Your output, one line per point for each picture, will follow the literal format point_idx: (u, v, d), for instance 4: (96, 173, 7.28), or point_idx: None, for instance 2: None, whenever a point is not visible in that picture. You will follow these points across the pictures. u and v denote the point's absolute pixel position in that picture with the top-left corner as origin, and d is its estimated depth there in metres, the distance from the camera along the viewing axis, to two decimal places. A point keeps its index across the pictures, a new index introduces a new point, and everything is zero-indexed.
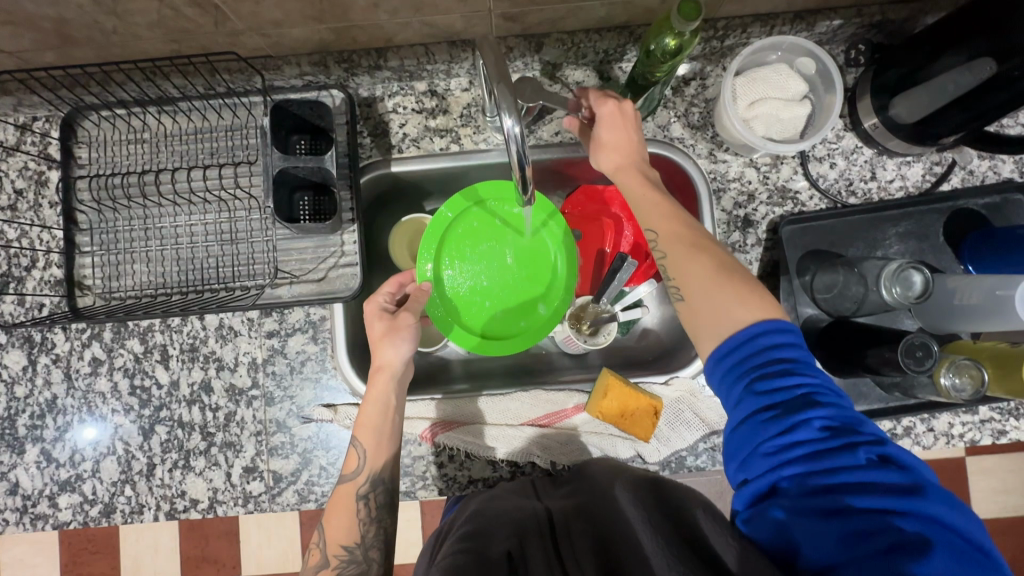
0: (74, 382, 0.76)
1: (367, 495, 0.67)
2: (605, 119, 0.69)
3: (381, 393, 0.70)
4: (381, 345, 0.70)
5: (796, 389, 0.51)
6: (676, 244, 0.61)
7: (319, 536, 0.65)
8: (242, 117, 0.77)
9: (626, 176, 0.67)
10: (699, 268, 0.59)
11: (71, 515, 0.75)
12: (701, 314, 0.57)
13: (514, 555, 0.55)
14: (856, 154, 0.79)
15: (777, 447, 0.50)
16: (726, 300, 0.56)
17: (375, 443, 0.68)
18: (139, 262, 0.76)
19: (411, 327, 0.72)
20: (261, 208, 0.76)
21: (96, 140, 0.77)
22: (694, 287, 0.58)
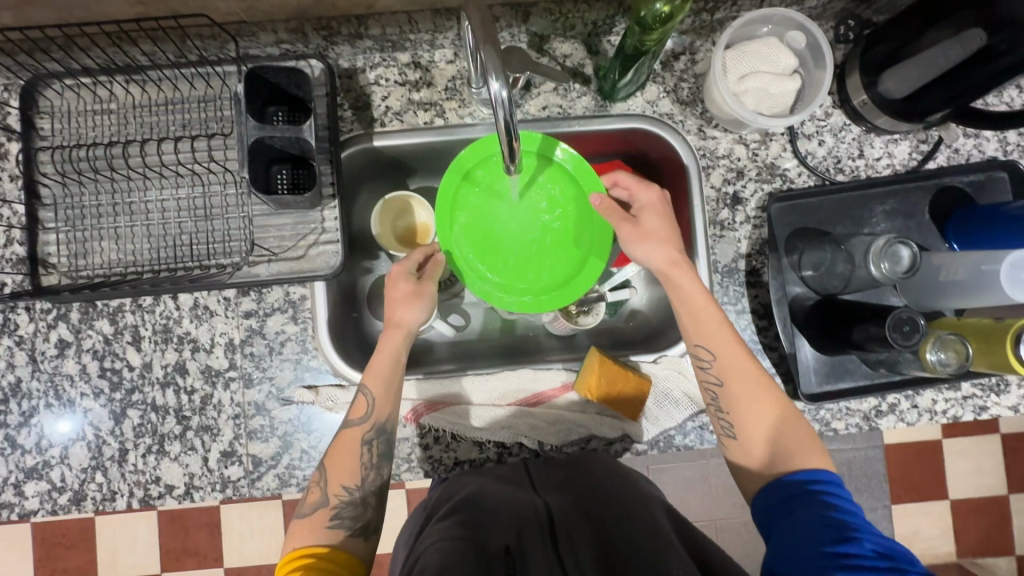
0: (39, 365, 0.73)
1: (371, 441, 0.68)
2: (647, 207, 0.73)
3: (393, 351, 0.71)
4: (398, 306, 0.71)
5: (849, 518, 0.55)
6: (736, 375, 0.66)
7: (319, 476, 0.67)
8: (216, 87, 0.73)
9: (681, 272, 0.69)
10: (755, 407, 0.65)
11: (38, 503, 0.72)
12: (757, 453, 0.65)
13: (512, 550, 0.59)
14: (845, 131, 0.78)
15: (831, 554, 0.52)
16: (780, 446, 0.64)
17: (383, 391, 0.69)
18: (108, 239, 0.73)
19: (432, 295, 0.74)
20: (236, 181, 0.73)
21: (59, 111, 0.73)
22: (750, 426, 0.65)
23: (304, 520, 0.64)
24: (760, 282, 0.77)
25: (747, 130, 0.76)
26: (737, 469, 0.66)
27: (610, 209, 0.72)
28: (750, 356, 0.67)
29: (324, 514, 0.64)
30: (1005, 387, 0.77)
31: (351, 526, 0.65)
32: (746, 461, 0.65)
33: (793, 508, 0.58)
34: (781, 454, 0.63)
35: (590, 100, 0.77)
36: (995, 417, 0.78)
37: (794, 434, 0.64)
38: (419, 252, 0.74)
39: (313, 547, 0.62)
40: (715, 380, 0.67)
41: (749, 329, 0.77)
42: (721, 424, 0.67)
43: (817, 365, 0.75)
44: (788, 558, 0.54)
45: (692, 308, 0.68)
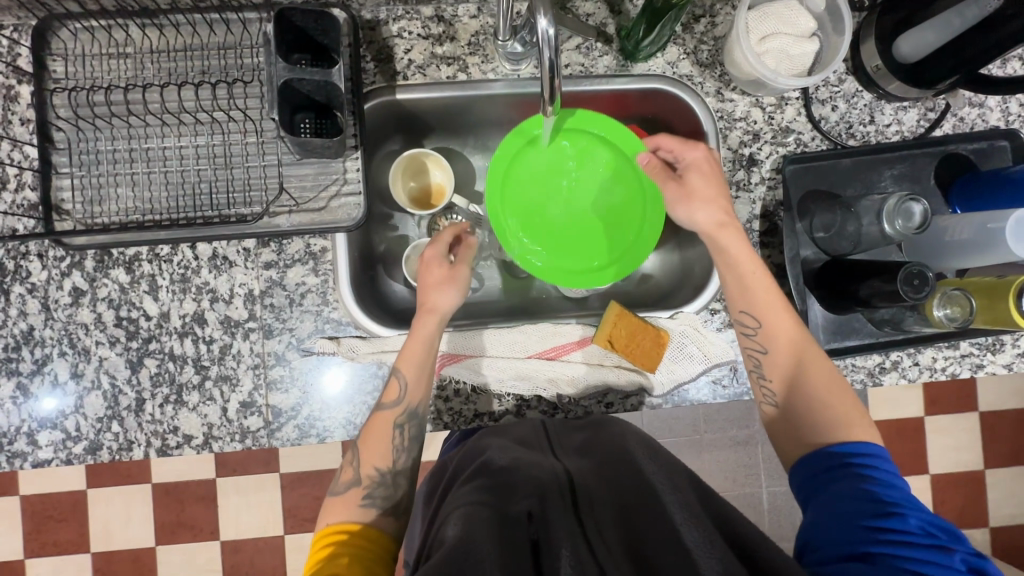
0: (52, 313, 0.72)
1: (402, 424, 0.69)
2: (692, 166, 0.73)
3: (429, 335, 0.70)
4: (432, 291, 0.71)
5: (895, 496, 0.56)
6: (780, 342, 0.67)
7: (352, 455, 0.68)
8: (237, 35, 0.72)
9: (729, 234, 0.70)
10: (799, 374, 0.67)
11: (52, 453, 0.71)
12: (802, 418, 0.66)
13: (535, 514, 0.60)
14: (857, 98, 0.80)
15: (868, 529, 0.54)
16: (825, 413, 0.65)
17: (416, 375, 0.68)
18: (123, 186, 0.71)
19: (466, 280, 0.73)
20: (257, 131, 0.72)
21: (72, 53, 0.71)
22: (792, 391, 0.67)
23: (337, 498, 0.66)
24: (772, 243, 0.80)
25: (764, 93, 0.77)
26: (776, 437, 0.68)
27: (654, 169, 0.75)
28: (796, 325, 0.68)
29: (357, 493, 0.66)
30: (1000, 345, 0.80)
31: (382, 505, 0.66)
32: (787, 427, 0.67)
33: (837, 480, 0.60)
34: (827, 425, 0.64)
35: (612, 59, 0.78)
36: (989, 375, 0.82)
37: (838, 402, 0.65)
38: (447, 234, 0.74)
39: (345, 525, 0.64)
40: (760, 347, 0.69)
41: None
42: (764, 388, 0.69)
43: (825, 323, 0.77)
44: (823, 528, 0.57)
45: (740, 273, 0.69)
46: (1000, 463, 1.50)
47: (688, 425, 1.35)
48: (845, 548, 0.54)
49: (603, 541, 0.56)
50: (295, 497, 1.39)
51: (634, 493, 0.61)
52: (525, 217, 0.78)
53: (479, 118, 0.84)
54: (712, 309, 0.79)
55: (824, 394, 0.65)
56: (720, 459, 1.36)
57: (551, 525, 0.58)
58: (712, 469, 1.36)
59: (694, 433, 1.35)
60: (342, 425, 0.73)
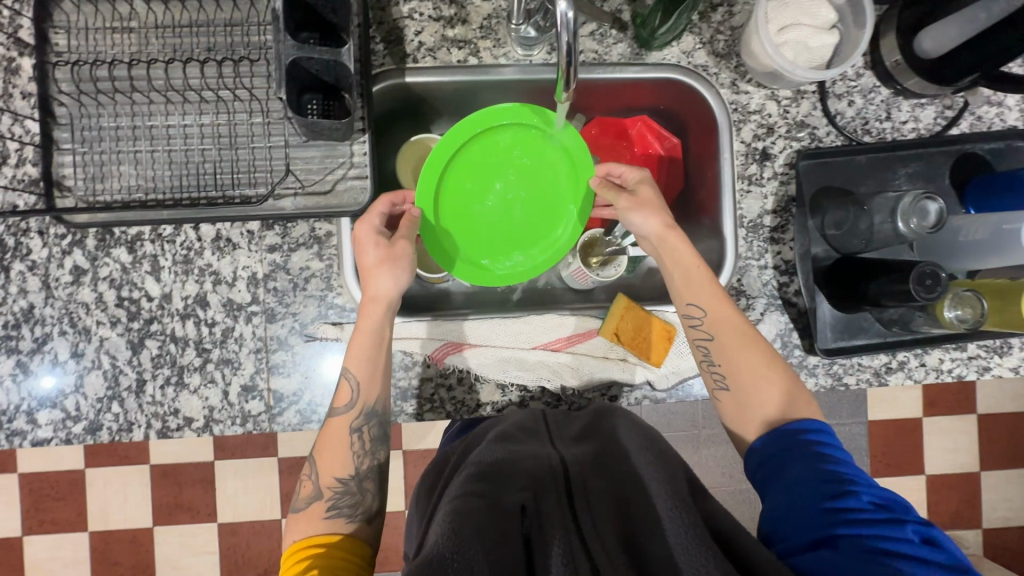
0: (53, 292, 0.71)
1: (360, 428, 0.68)
2: (643, 180, 0.74)
3: (373, 321, 0.68)
4: (375, 275, 0.68)
5: (847, 473, 0.57)
6: (727, 330, 0.67)
7: (310, 470, 0.67)
8: (244, 12, 0.71)
9: (674, 236, 0.70)
10: (747, 359, 0.66)
11: (52, 432, 0.70)
12: (746, 406, 0.66)
13: (528, 507, 0.59)
14: (874, 93, 0.79)
15: (829, 511, 0.54)
16: (772, 400, 0.65)
17: (367, 375, 0.68)
18: (126, 164, 0.70)
19: (408, 257, 0.70)
20: (263, 111, 0.71)
21: (75, 26, 0.69)
22: (743, 377, 0.66)
23: (301, 513, 0.66)
24: (783, 239, 0.79)
25: (781, 85, 0.76)
26: (729, 423, 0.68)
27: (605, 188, 0.74)
28: (738, 313, 0.68)
29: (320, 507, 0.66)
30: (1008, 348, 0.80)
31: (350, 514, 0.67)
32: (739, 414, 0.66)
33: (794, 461, 0.59)
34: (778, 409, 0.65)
35: (626, 47, 0.76)
36: (995, 378, 0.82)
37: (789, 389, 0.66)
38: (380, 207, 0.71)
39: (321, 538, 0.64)
40: (705, 335, 0.68)
41: (770, 284, 0.78)
42: (714, 377, 0.68)
43: (834, 321, 0.77)
44: (788, 513, 0.56)
45: (684, 269, 0.69)
46: (995, 465, 1.51)
47: (687, 420, 1.34)
48: (812, 533, 0.53)
49: (596, 531, 0.54)
50: (293, 482, 1.39)
51: (630, 489, 0.61)
52: (471, 220, 0.78)
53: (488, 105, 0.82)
54: None
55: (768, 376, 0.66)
56: (718, 454, 1.36)
57: (545, 518, 0.57)
58: (710, 464, 1.36)
59: (693, 428, 1.35)
60: None
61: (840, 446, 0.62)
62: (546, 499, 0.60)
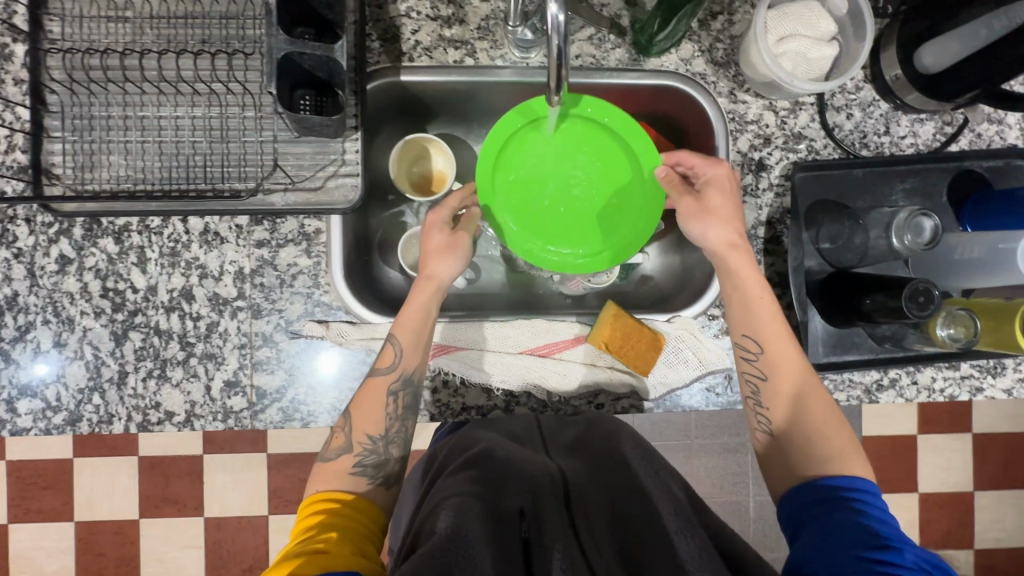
0: (38, 280, 0.70)
1: (396, 392, 0.68)
2: (713, 181, 0.70)
3: (425, 301, 0.69)
4: (435, 257, 0.69)
5: (889, 532, 0.55)
6: (783, 371, 0.66)
7: (343, 422, 0.67)
8: (240, 5, 0.70)
9: (739, 256, 0.68)
10: (800, 408, 0.66)
11: (31, 421, 0.70)
12: (793, 453, 0.65)
13: (527, 512, 0.61)
14: (873, 107, 0.78)
15: (863, 560, 0.52)
16: (822, 449, 0.64)
17: (412, 343, 0.68)
18: (116, 154, 0.70)
19: (467, 249, 0.71)
20: (255, 105, 0.70)
21: (70, 14, 0.69)
22: (792, 425, 0.66)
23: (327, 464, 0.66)
24: (777, 251, 0.78)
25: (779, 96, 0.75)
26: (768, 465, 0.67)
27: (671, 182, 0.70)
28: (802, 359, 0.67)
29: (347, 460, 0.66)
30: (1001, 369, 0.79)
31: (372, 474, 0.66)
32: (782, 458, 0.66)
33: (833, 513, 0.59)
34: (819, 458, 0.64)
35: (624, 52, 0.76)
36: (987, 399, 0.81)
37: (838, 439, 0.65)
38: (452, 200, 0.72)
39: (337, 494, 0.64)
40: (759, 373, 0.67)
41: None
42: (755, 407, 0.68)
43: (825, 336, 0.76)
44: (816, 555, 0.55)
45: (745, 298, 0.68)
46: (989, 485, 1.49)
47: (679, 430, 1.33)
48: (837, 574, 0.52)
49: (596, 549, 0.57)
50: (281, 478, 1.39)
51: (626, 498, 0.63)
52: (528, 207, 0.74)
53: (483, 106, 0.82)
54: (710, 315, 0.78)
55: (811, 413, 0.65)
56: (709, 465, 1.35)
57: (543, 522, 0.58)
58: (701, 475, 1.35)
59: (685, 438, 1.34)
60: (326, 411, 0.72)
61: (888, 513, 0.60)
62: (545, 502, 0.61)
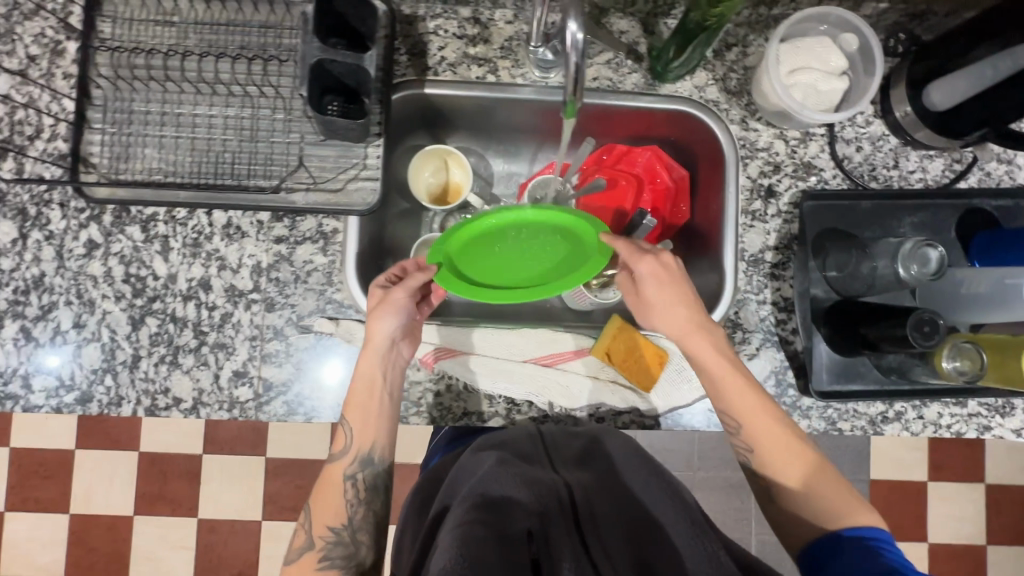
0: (65, 262, 0.73)
1: (355, 476, 0.70)
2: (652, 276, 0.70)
3: (368, 368, 0.70)
4: (369, 320, 0.70)
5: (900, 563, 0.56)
6: (763, 440, 0.67)
7: (303, 518, 0.68)
8: (280, 15, 0.74)
9: (696, 340, 0.68)
10: (794, 474, 0.66)
11: (44, 399, 0.72)
12: (797, 521, 0.66)
13: (535, 534, 0.56)
14: (882, 141, 0.79)
15: None
16: (824, 506, 0.65)
17: (360, 421, 0.70)
18: (151, 147, 0.73)
19: (402, 305, 0.70)
20: (287, 108, 0.74)
21: (121, 16, 0.74)
22: (795, 489, 0.66)
23: (293, 565, 0.67)
24: (785, 276, 0.78)
25: (790, 125, 0.78)
26: (777, 525, 0.68)
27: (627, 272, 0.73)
28: (780, 424, 0.67)
29: (312, 558, 0.67)
30: (1010, 409, 0.78)
31: (342, 565, 0.67)
32: (790, 522, 0.67)
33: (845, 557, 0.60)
34: (823, 511, 0.65)
35: (640, 77, 0.79)
36: (996, 439, 0.79)
37: (837, 495, 0.65)
38: (384, 278, 0.72)
39: None
40: (745, 445, 0.68)
41: (768, 319, 0.77)
42: (740, 454, 0.70)
43: (830, 363, 0.76)
44: None
45: (713, 375, 0.68)
46: (1003, 540, 1.44)
47: (682, 460, 1.31)
48: None
49: (613, 566, 0.54)
50: (279, 484, 1.38)
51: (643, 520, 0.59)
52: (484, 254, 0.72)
53: (501, 124, 0.85)
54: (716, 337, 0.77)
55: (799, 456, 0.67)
56: (711, 498, 1.32)
57: (554, 544, 0.55)
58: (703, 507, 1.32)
59: (687, 469, 1.32)
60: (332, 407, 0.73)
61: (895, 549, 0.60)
62: (554, 524, 0.57)
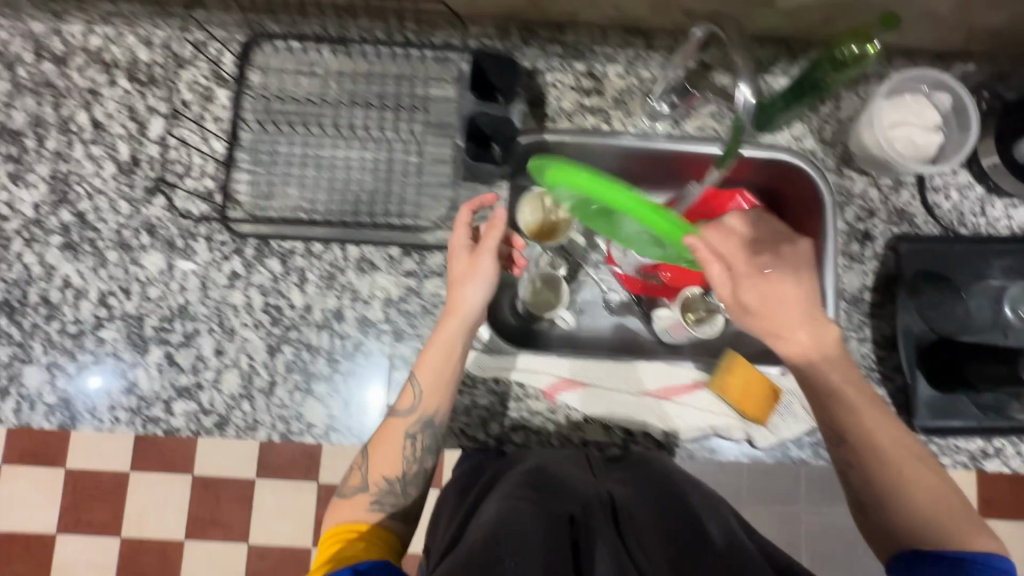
0: (208, 291, 0.77)
1: (415, 435, 0.69)
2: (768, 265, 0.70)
3: (451, 335, 0.71)
4: (455, 287, 0.71)
5: None
6: (879, 447, 0.67)
7: (362, 460, 0.69)
8: (413, 67, 0.81)
9: (801, 331, 0.68)
10: (911, 484, 0.66)
11: (184, 422, 0.75)
12: (897, 528, 0.66)
13: (577, 520, 0.57)
14: (969, 190, 0.84)
15: None
16: (927, 518, 0.65)
17: (432, 383, 0.70)
18: (292, 186, 0.79)
19: (489, 269, 0.72)
20: (420, 153, 0.80)
21: (270, 67, 0.80)
22: (907, 499, 0.65)
23: (346, 499, 0.67)
24: (882, 315, 0.83)
25: (884, 174, 0.83)
26: (874, 533, 0.68)
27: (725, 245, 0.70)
28: (896, 434, 0.68)
29: (364, 499, 0.67)
30: None
31: (393, 509, 0.67)
32: (890, 531, 0.66)
33: None
34: (932, 523, 0.64)
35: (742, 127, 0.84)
36: None
37: (942, 509, 0.65)
38: (466, 217, 0.72)
39: (357, 523, 0.65)
40: (851, 450, 0.68)
41: (868, 356, 0.82)
42: (843, 459, 0.69)
43: (931, 401, 0.79)
44: None
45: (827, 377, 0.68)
46: None
47: None
48: None
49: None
50: None
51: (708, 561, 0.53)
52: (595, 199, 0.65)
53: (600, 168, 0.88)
54: None
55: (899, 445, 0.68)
56: None
57: (596, 530, 0.56)
58: None
59: None
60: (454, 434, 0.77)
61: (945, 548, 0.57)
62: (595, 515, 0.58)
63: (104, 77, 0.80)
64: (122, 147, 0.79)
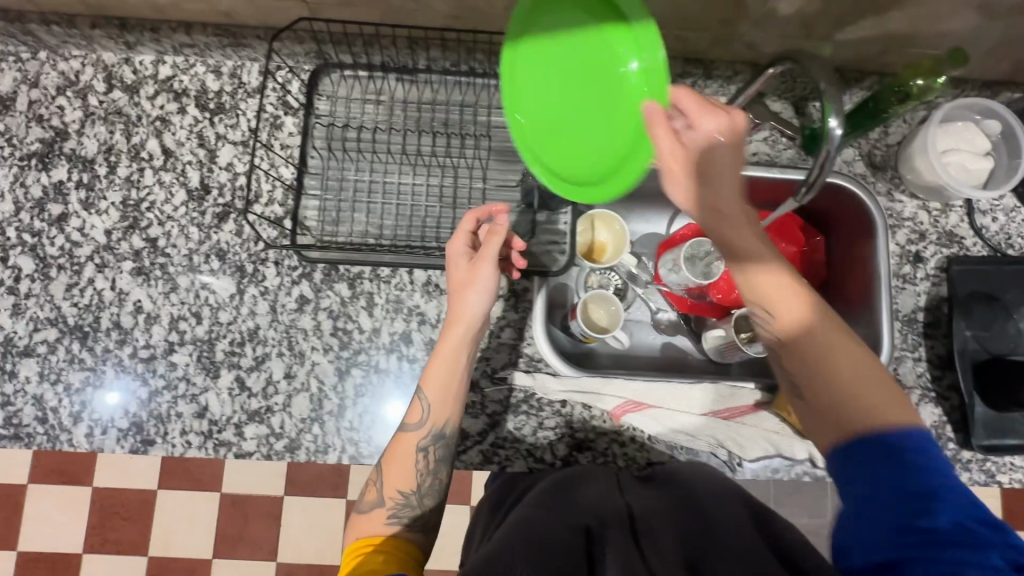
0: (278, 315, 0.78)
1: (426, 448, 0.66)
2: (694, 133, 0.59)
3: (455, 343, 0.67)
4: (459, 297, 0.67)
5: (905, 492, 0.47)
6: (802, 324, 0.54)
7: (376, 475, 0.65)
8: (477, 96, 0.83)
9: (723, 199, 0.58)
10: (842, 366, 0.52)
11: (255, 446, 0.76)
12: (830, 414, 0.52)
13: (593, 532, 0.57)
14: (1015, 212, 0.87)
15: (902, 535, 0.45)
16: (848, 397, 0.51)
17: (440, 399, 0.66)
18: (359, 212, 0.80)
19: (489, 275, 0.67)
20: (485, 179, 0.82)
21: (337, 95, 0.82)
22: (831, 380, 0.52)
23: (362, 514, 0.63)
24: (936, 335, 0.84)
25: (934, 199, 0.85)
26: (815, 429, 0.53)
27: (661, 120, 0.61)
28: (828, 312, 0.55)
29: (381, 515, 0.63)
30: None
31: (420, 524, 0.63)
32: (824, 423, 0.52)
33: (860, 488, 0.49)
34: (835, 401, 0.51)
35: (794, 153, 0.87)
36: None
37: (872, 387, 0.51)
38: (468, 223, 0.68)
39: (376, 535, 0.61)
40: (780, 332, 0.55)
41: (924, 375, 0.83)
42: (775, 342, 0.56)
43: (986, 418, 0.79)
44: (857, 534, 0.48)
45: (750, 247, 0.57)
46: None
47: None
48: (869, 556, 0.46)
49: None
50: None
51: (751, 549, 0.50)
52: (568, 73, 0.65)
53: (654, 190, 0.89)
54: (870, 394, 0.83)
55: (796, 296, 0.55)
56: None
57: (611, 538, 0.56)
58: None
59: None
60: (523, 456, 0.78)
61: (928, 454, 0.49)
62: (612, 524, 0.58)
63: (174, 106, 0.82)
64: (192, 174, 0.81)
